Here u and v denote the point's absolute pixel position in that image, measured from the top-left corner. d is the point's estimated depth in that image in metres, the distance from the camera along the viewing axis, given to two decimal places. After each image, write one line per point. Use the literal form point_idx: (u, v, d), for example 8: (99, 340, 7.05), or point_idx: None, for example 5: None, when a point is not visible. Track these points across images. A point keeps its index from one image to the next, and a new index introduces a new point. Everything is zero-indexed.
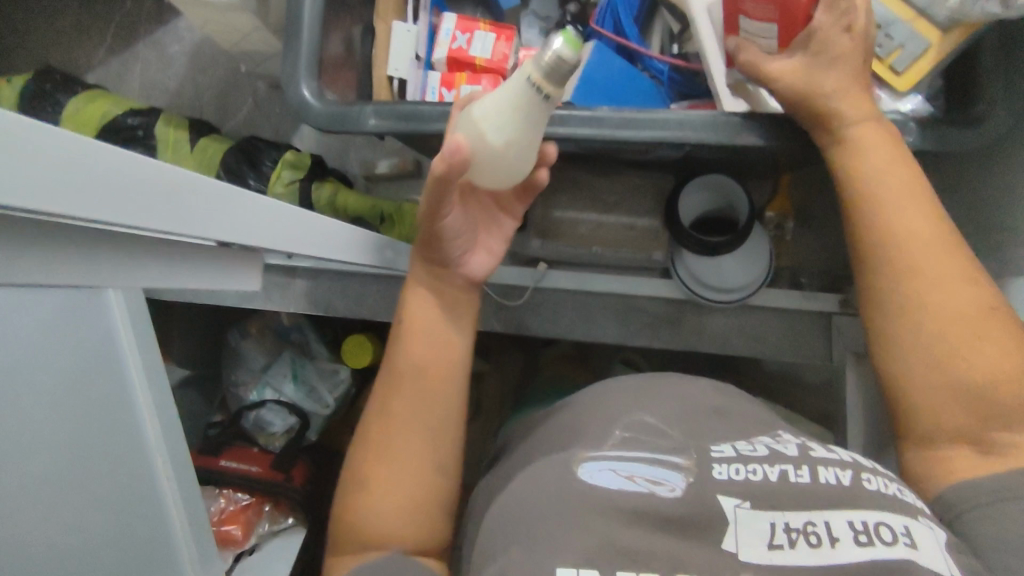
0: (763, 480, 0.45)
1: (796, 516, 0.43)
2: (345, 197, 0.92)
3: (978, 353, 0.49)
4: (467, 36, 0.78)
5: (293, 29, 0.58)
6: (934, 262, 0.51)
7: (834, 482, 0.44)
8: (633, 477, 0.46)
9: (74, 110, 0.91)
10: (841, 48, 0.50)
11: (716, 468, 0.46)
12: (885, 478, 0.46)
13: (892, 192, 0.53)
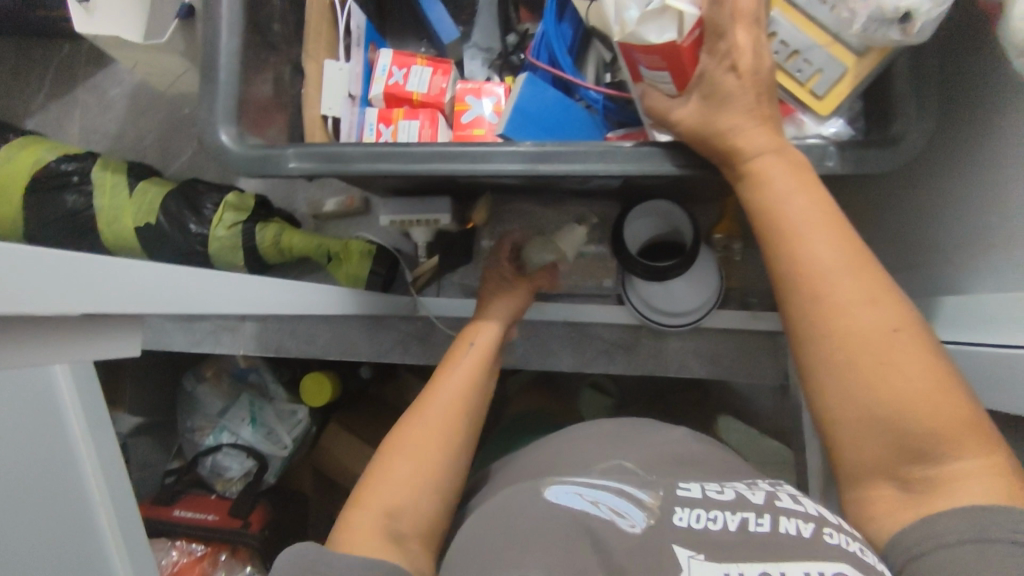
0: (722, 530, 0.40)
1: (752, 570, 0.37)
2: (291, 236, 0.92)
3: (884, 376, 0.45)
4: (403, 71, 0.78)
5: (210, 72, 0.57)
6: (837, 280, 0.48)
7: (791, 534, 0.39)
8: (597, 502, 0.44)
9: (7, 160, 0.89)
10: (726, 87, 0.50)
11: (677, 514, 0.42)
12: (849, 535, 0.40)
13: (799, 215, 0.49)
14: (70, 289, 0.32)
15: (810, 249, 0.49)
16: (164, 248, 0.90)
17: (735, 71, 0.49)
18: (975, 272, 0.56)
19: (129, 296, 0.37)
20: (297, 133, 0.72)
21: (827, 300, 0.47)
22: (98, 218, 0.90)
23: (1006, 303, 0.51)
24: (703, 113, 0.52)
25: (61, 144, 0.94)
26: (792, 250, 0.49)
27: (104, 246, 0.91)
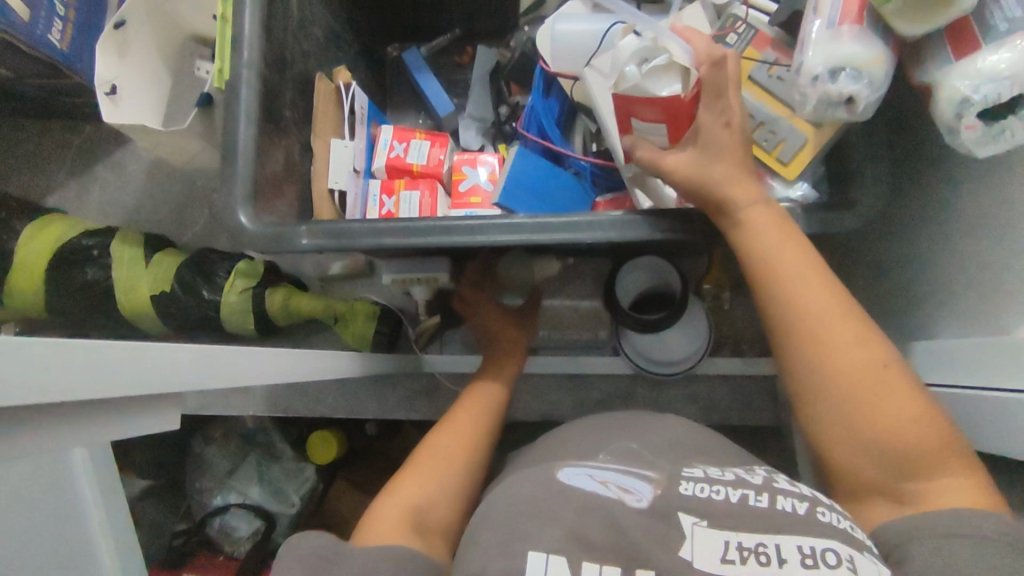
0: (723, 501, 0.46)
1: (749, 537, 0.43)
2: (298, 300, 0.96)
3: (875, 403, 0.49)
4: (403, 145, 0.84)
5: (229, 156, 0.63)
6: (824, 317, 0.51)
7: (789, 512, 0.45)
8: (606, 482, 0.49)
9: (31, 237, 0.94)
10: (722, 140, 0.53)
11: (684, 486, 0.48)
12: (841, 514, 0.45)
13: (788, 266, 0.53)
14: (89, 375, 0.36)
15: (796, 296, 0.53)
16: (179, 315, 0.95)
17: (730, 127, 0.53)
18: (945, 316, 0.60)
19: (162, 373, 0.42)
20: (307, 206, 0.78)
21: (818, 340, 0.51)
22: (116, 288, 0.94)
23: (970, 347, 0.55)
24: (697, 162, 0.55)
25: (79, 220, 0.99)
26: (781, 298, 0.54)
27: (122, 315, 0.95)
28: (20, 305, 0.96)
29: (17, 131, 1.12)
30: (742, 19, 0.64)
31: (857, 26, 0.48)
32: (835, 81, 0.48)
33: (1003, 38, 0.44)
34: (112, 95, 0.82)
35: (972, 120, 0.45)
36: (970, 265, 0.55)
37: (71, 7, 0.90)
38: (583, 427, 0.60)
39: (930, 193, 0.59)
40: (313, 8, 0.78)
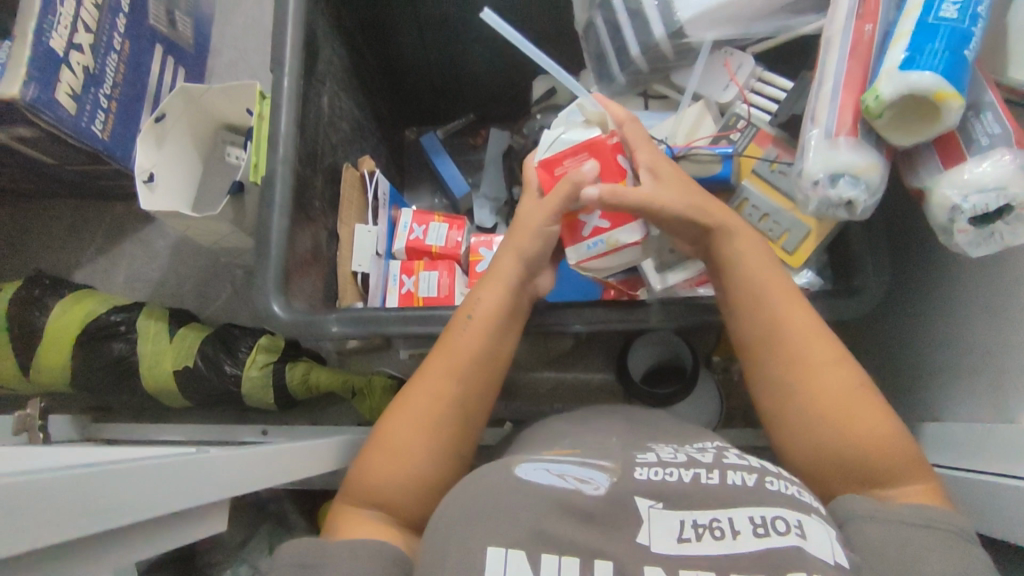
0: (676, 482, 0.44)
1: (704, 515, 0.41)
2: (318, 374, 0.98)
3: (845, 406, 0.50)
4: (423, 228, 0.88)
5: (263, 247, 0.67)
6: (795, 330, 0.53)
7: (738, 484, 0.43)
8: (562, 475, 0.44)
9: (61, 313, 0.97)
10: (675, 171, 0.60)
11: (639, 470, 0.45)
12: (788, 480, 0.44)
13: (767, 292, 0.55)
14: (101, 506, 0.34)
15: (775, 312, 0.54)
16: (199, 389, 0.97)
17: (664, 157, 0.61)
18: (952, 394, 0.61)
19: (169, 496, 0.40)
20: (332, 288, 0.81)
21: (797, 361, 0.52)
22: (140, 363, 0.97)
23: (978, 432, 0.56)
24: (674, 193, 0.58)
25: (107, 296, 1.03)
26: (760, 311, 0.55)
27: (144, 389, 0.97)
28: (47, 379, 0.98)
29: (52, 210, 1.17)
30: (744, 118, 0.69)
31: (851, 137, 0.52)
32: (834, 185, 0.52)
33: (988, 151, 0.48)
34: (148, 182, 0.87)
35: (965, 224, 0.48)
36: (974, 346, 0.57)
37: (113, 100, 0.98)
38: (564, 419, 0.61)
39: (932, 280, 0.62)
40: (341, 104, 0.84)
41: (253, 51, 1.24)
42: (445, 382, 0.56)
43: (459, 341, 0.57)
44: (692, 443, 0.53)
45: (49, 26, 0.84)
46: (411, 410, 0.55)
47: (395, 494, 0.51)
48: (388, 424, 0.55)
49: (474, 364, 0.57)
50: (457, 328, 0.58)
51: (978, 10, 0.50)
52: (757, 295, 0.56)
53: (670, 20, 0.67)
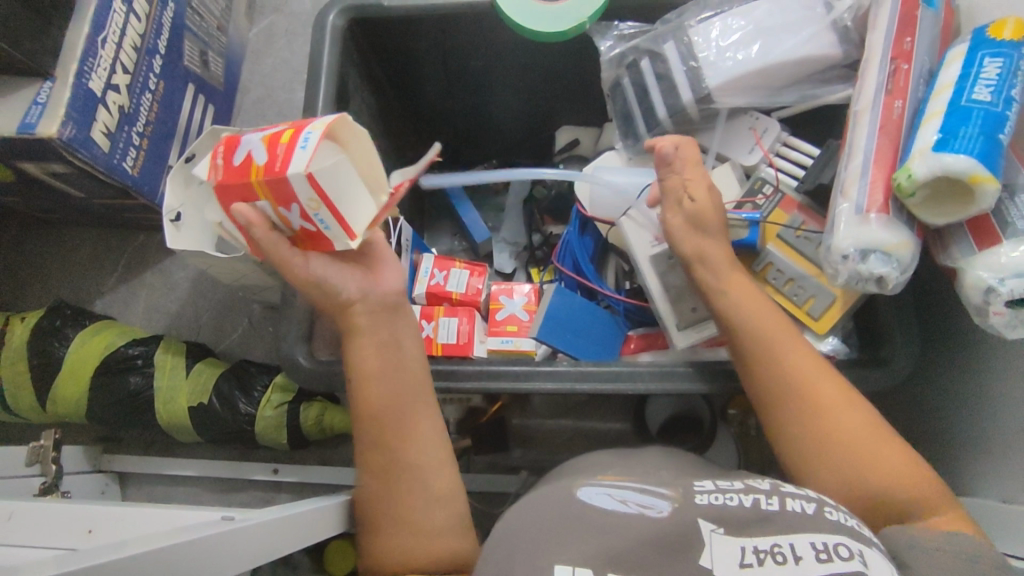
0: (738, 507, 0.45)
1: (765, 540, 0.43)
2: (332, 415, 0.98)
3: (867, 450, 0.52)
4: (444, 272, 0.88)
5: (289, 298, 0.68)
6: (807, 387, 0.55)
7: (798, 511, 0.45)
8: (627, 501, 0.44)
9: (81, 344, 0.98)
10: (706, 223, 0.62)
11: (700, 496, 0.45)
12: (843, 511, 0.47)
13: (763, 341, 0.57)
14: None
15: (781, 355, 0.56)
16: (213, 426, 0.97)
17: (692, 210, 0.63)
18: (980, 469, 0.60)
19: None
20: None
21: (810, 398, 0.54)
22: (156, 398, 0.97)
23: (1013, 513, 0.54)
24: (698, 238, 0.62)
25: (127, 328, 1.04)
26: (764, 359, 0.57)
27: (158, 424, 0.97)
28: (63, 411, 0.98)
29: (76, 239, 1.19)
30: (772, 184, 0.69)
31: (883, 213, 0.52)
32: (865, 261, 0.52)
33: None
34: (176, 221, 0.88)
35: (1000, 307, 0.48)
36: (1006, 423, 0.56)
37: (145, 137, 1.00)
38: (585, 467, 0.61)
39: (960, 352, 0.61)
40: None
41: (279, 89, 1.27)
42: (399, 437, 0.60)
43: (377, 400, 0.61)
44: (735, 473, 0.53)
45: (89, 67, 0.88)
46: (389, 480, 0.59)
47: (419, 551, 0.56)
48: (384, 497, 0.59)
49: (407, 412, 0.61)
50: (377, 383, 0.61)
51: (1012, 93, 0.50)
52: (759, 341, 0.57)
53: (699, 87, 0.70)
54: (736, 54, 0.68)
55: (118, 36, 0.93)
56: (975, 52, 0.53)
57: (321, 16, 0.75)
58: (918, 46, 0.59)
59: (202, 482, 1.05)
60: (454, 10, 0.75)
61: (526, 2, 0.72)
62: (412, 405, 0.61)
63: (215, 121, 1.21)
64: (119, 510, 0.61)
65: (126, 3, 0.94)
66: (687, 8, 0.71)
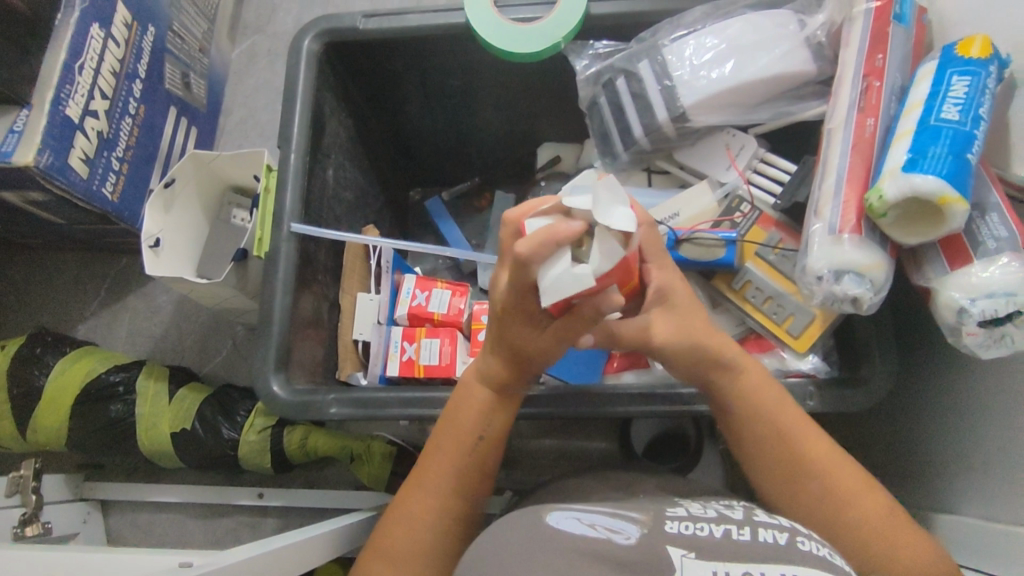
0: (709, 536, 0.47)
1: (737, 568, 0.44)
2: (316, 438, 0.96)
3: (864, 504, 0.52)
4: (425, 294, 0.85)
5: (265, 327, 0.67)
6: (807, 442, 0.55)
7: (770, 541, 0.47)
8: (595, 524, 0.49)
9: (62, 371, 0.97)
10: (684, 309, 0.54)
11: (669, 524, 0.49)
12: (818, 542, 0.47)
13: (761, 405, 0.56)
14: None
15: (774, 416, 0.55)
16: (195, 452, 0.95)
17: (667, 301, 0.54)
18: (961, 489, 0.59)
19: None
20: (333, 359, 0.81)
21: (797, 455, 0.54)
22: (138, 424, 0.96)
23: (992, 537, 0.54)
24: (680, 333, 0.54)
25: (109, 353, 1.03)
26: (756, 423, 0.56)
27: (140, 452, 0.95)
28: (43, 439, 0.97)
29: (58, 263, 1.18)
30: (747, 201, 0.69)
31: (856, 234, 0.51)
32: (839, 282, 0.52)
33: (993, 256, 0.47)
34: (154, 246, 0.87)
35: (973, 328, 0.47)
36: (985, 443, 0.55)
37: (125, 162, 1.00)
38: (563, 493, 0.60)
39: (941, 370, 0.61)
40: (346, 175, 0.85)
41: (262, 109, 1.26)
42: (455, 457, 0.59)
43: (462, 420, 0.59)
44: (715, 502, 0.56)
45: (66, 94, 0.87)
46: (419, 488, 0.58)
47: None
48: (403, 503, 0.58)
49: (450, 461, 0.59)
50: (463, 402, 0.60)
51: (981, 112, 0.50)
52: (753, 409, 0.56)
53: (674, 105, 0.69)
54: (711, 73, 0.67)
55: (96, 62, 0.92)
56: (943, 71, 0.53)
57: (296, 41, 0.75)
58: (890, 64, 0.59)
59: (186, 508, 1.04)
60: (428, 32, 0.75)
61: (499, 24, 0.72)
62: (467, 460, 0.59)
63: (198, 143, 1.20)
64: (91, 554, 0.61)
65: (104, 29, 0.94)
66: (661, 26, 0.70)
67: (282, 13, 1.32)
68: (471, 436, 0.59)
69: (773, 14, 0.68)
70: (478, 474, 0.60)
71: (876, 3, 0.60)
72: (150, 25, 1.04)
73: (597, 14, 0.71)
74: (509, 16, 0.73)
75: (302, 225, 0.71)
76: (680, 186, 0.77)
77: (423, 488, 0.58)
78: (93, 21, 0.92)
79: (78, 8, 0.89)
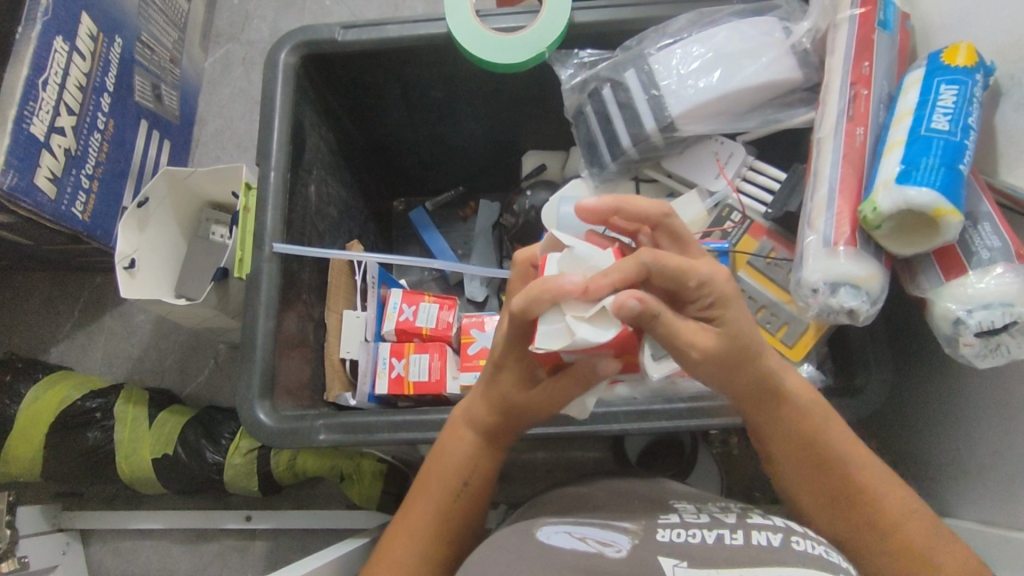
0: (701, 543, 0.48)
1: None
2: (304, 459, 0.92)
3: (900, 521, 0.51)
4: (413, 308, 0.83)
5: (248, 353, 0.65)
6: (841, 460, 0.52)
7: (764, 544, 0.47)
8: (585, 538, 0.50)
9: (35, 399, 0.94)
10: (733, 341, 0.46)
11: (661, 533, 0.50)
12: (814, 540, 0.48)
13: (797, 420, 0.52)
14: None
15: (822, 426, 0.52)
16: (178, 477, 0.93)
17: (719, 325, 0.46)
18: (957, 493, 0.60)
19: None
20: (321, 379, 0.79)
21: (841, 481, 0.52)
22: (117, 451, 0.92)
23: (991, 542, 0.54)
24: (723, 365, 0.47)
25: (85, 377, 0.99)
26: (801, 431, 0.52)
27: (121, 479, 0.92)
28: (17, 470, 0.94)
29: (27, 285, 1.13)
30: (738, 209, 0.68)
31: (850, 246, 0.51)
32: (835, 294, 0.52)
33: (988, 265, 0.47)
34: (129, 268, 0.84)
35: (970, 338, 0.47)
36: (980, 447, 0.56)
37: (96, 179, 0.96)
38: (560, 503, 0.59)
39: (937, 377, 0.61)
40: (329, 189, 0.83)
41: (238, 119, 1.23)
42: (445, 489, 0.58)
43: (446, 459, 0.59)
44: (710, 504, 0.56)
45: (30, 111, 0.84)
46: (409, 521, 0.58)
47: None
48: (394, 528, 0.58)
49: (438, 498, 0.58)
50: (454, 438, 0.59)
51: (969, 121, 0.51)
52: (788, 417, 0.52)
53: (662, 115, 0.68)
54: (698, 82, 0.67)
55: (60, 77, 0.89)
56: (931, 80, 0.53)
57: (273, 54, 0.73)
58: (876, 71, 0.59)
59: (171, 534, 1.01)
60: (410, 43, 0.73)
61: (481, 33, 0.71)
62: (453, 494, 0.58)
63: (172, 156, 1.17)
64: None
65: (69, 42, 0.90)
66: (646, 35, 0.69)
67: (256, 20, 1.28)
68: (452, 473, 0.58)
69: (758, 22, 0.67)
70: (467, 505, 0.59)
71: (861, 10, 0.60)
72: (116, 37, 1.00)
73: (581, 23, 0.70)
74: (491, 26, 0.72)
75: (285, 244, 0.69)
76: (669, 194, 0.76)
77: (413, 518, 0.58)
78: (56, 34, 0.88)
79: (39, 21, 0.86)
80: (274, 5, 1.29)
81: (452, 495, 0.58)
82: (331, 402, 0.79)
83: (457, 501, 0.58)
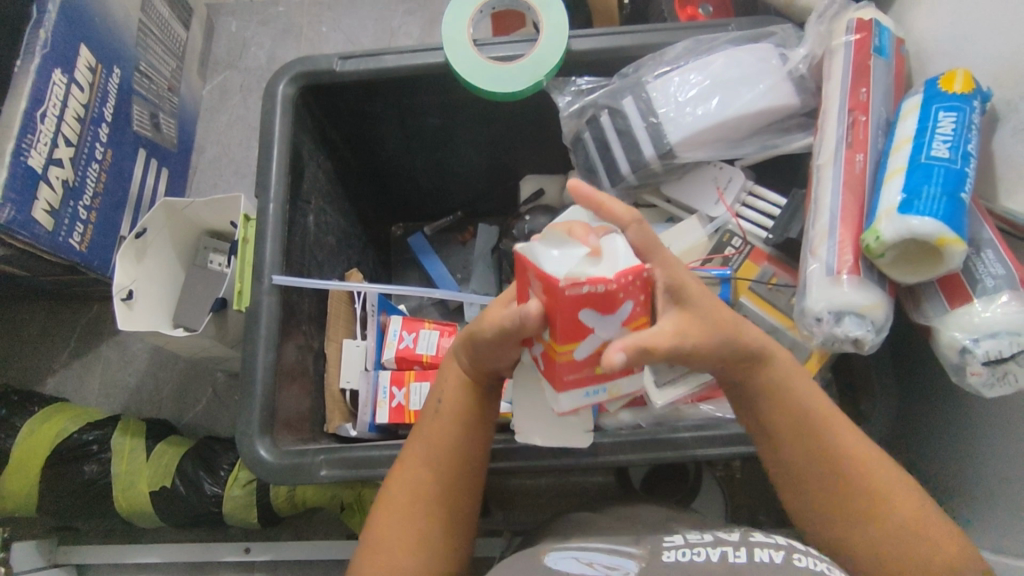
0: (705, 561, 0.46)
1: None
2: (304, 489, 0.91)
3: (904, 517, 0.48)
4: (412, 335, 0.83)
5: (248, 386, 0.65)
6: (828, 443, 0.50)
7: (765, 561, 0.45)
8: (593, 563, 0.49)
9: (30, 432, 0.93)
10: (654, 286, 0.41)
11: (667, 554, 0.49)
12: (817, 557, 0.46)
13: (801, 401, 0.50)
14: None
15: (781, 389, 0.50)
16: (175, 511, 0.91)
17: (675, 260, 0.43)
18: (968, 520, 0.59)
19: None
20: (320, 410, 0.78)
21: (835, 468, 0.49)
22: (113, 485, 0.91)
23: None
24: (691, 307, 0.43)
25: (81, 410, 0.98)
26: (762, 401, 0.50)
27: (117, 515, 0.91)
28: (12, 505, 0.92)
29: (22, 316, 1.13)
30: (739, 234, 0.67)
31: (854, 275, 0.51)
32: (840, 323, 0.51)
33: (993, 294, 0.47)
34: (127, 299, 0.84)
35: (977, 367, 0.47)
36: (988, 475, 0.55)
37: (93, 210, 0.96)
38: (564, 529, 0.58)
39: (942, 403, 0.60)
40: (327, 218, 0.82)
41: (236, 147, 1.23)
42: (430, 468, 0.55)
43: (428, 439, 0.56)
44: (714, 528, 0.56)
45: (27, 144, 0.84)
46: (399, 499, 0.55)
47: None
48: (377, 526, 0.55)
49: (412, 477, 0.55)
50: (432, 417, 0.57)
51: (969, 148, 0.51)
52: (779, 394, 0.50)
53: (660, 142, 0.68)
54: (696, 109, 0.67)
55: (58, 109, 0.89)
56: (929, 106, 0.53)
57: (271, 84, 0.73)
58: (873, 98, 0.59)
59: (167, 568, 0.99)
60: (407, 73, 0.74)
61: (478, 63, 0.71)
62: (441, 473, 0.55)
63: (170, 184, 1.17)
64: None
65: (67, 74, 0.90)
66: (645, 61, 0.70)
67: (253, 48, 1.29)
68: (435, 449, 0.55)
69: (755, 48, 0.67)
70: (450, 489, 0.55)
71: (856, 36, 0.62)
72: (115, 67, 1.01)
73: (578, 50, 0.70)
74: (487, 55, 0.72)
75: (284, 276, 0.69)
76: (668, 219, 0.76)
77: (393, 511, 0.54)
78: (54, 66, 0.89)
79: (38, 54, 0.86)
80: (271, 33, 1.30)
81: (439, 474, 0.55)
82: (332, 434, 0.78)
83: (447, 480, 0.55)
